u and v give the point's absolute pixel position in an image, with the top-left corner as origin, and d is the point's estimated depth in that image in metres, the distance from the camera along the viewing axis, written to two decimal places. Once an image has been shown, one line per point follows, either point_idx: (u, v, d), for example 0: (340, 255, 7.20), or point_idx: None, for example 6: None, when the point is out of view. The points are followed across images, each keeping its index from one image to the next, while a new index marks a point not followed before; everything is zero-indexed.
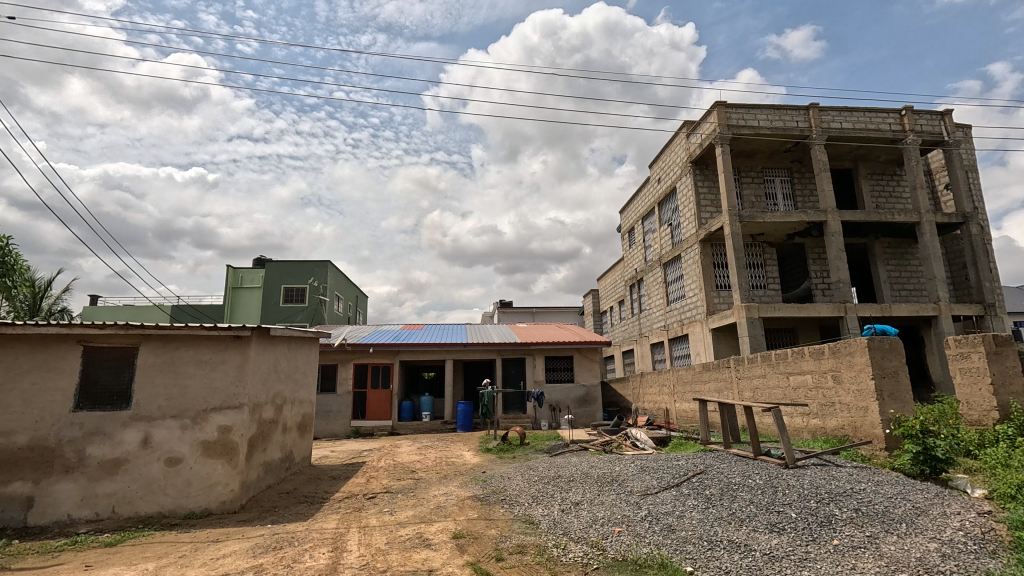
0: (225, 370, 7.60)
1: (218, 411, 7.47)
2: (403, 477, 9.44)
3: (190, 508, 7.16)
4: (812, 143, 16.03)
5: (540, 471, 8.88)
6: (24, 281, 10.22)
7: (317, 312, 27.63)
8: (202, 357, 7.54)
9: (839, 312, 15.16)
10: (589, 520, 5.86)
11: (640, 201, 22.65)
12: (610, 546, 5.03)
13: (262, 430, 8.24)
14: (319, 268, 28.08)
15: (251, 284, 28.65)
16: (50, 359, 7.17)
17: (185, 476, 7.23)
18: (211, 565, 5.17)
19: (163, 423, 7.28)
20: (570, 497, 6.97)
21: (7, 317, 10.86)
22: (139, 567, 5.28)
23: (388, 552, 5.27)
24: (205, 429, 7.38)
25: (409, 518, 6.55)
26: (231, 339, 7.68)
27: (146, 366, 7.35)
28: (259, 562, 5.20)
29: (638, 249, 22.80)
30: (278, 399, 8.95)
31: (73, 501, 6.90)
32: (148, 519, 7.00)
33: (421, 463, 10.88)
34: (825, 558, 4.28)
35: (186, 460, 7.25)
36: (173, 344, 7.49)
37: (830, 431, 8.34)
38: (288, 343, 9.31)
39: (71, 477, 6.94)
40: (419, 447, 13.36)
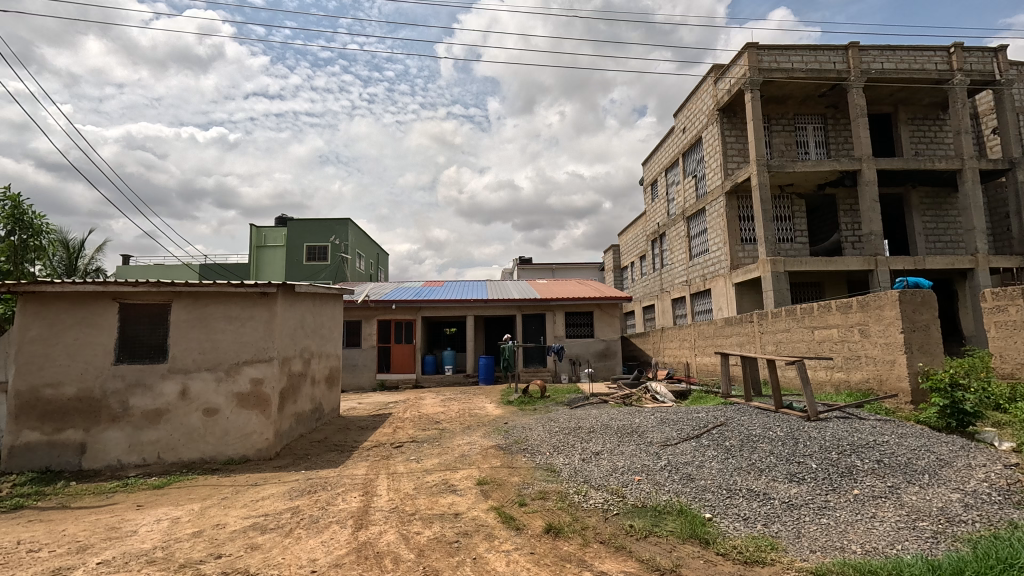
0: (255, 326, 7.80)
1: (250, 365, 7.73)
2: (428, 428, 9.78)
3: (229, 454, 7.56)
4: (850, 86, 15.13)
5: (561, 422, 9.06)
6: (56, 241, 10.51)
7: (339, 270, 28.05)
8: (232, 313, 7.77)
9: (869, 266, 14.72)
10: (609, 469, 6.02)
11: (664, 153, 21.92)
12: (630, 493, 5.17)
13: (292, 382, 8.53)
14: (340, 226, 28.40)
15: (274, 242, 29.07)
16: (89, 315, 7.47)
17: (223, 426, 7.60)
18: (252, 507, 5.51)
19: (199, 376, 7.60)
20: (590, 447, 7.14)
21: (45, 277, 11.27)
22: (186, 507, 5.65)
23: (417, 496, 5.52)
24: (238, 381, 7.68)
25: (435, 465, 6.81)
26: (258, 295, 7.85)
27: (180, 321, 7.62)
28: (296, 503, 5.52)
29: (660, 203, 22.27)
30: (306, 353, 9.20)
31: (122, 447, 7.35)
32: (191, 464, 7.44)
33: (445, 415, 11.22)
34: (845, 507, 4.33)
35: (223, 410, 7.61)
36: (203, 301, 7.71)
37: (854, 385, 8.28)
38: (312, 299, 9.48)
39: (118, 425, 7.37)
40: (442, 399, 13.75)
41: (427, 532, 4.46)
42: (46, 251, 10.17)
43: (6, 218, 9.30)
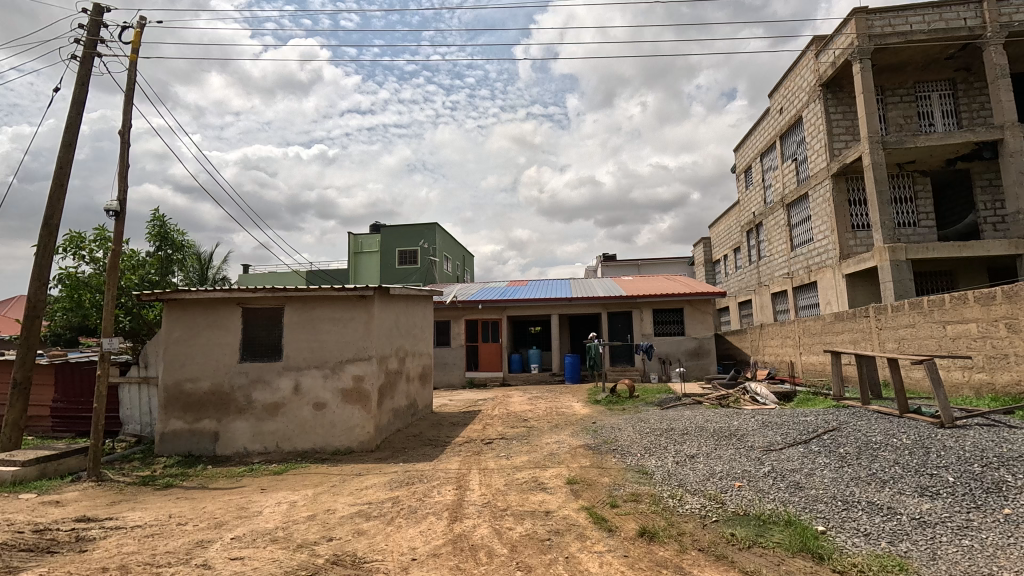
0: (355, 326, 8.38)
1: (351, 363, 8.31)
2: (517, 425, 9.91)
3: (336, 445, 8.19)
4: (986, 44, 13.13)
5: (652, 423, 8.77)
6: (190, 254, 12.12)
7: (428, 272, 29.34)
8: (335, 315, 8.40)
9: (1017, 250, 12.70)
10: (706, 473, 5.71)
11: (758, 137, 20.43)
12: (730, 500, 4.87)
13: (389, 379, 9.04)
14: (428, 230, 29.72)
15: (370, 248, 31.05)
16: (218, 318, 8.45)
17: (330, 419, 8.25)
18: (357, 495, 5.93)
19: (309, 372, 8.32)
20: (684, 449, 6.84)
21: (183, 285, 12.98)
22: (301, 492, 6.20)
23: (508, 492, 5.62)
24: (342, 378, 8.29)
25: (524, 462, 6.89)
26: (357, 298, 8.41)
27: (292, 323, 8.39)
28: (396, 494, 5.85)
29: (755, 190, 20.81)
30: (400, 352, 9.71)
31: (247, 436, 8.24)
32: (304, 453, 8.16)
33: (533, 413, 11.32)
34: (993, 528, 3.76)
35: (330, 405, 8.25)
36: (311, 304, 8.42)
37: (1000, 388, 7.20)
38: (405, 301, 9.98)
39: (244, 416, 8.27)
40: (530, 398, 13.90)
41: (519, 528, 4.52)
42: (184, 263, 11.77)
43: (154, 235, 10.87)
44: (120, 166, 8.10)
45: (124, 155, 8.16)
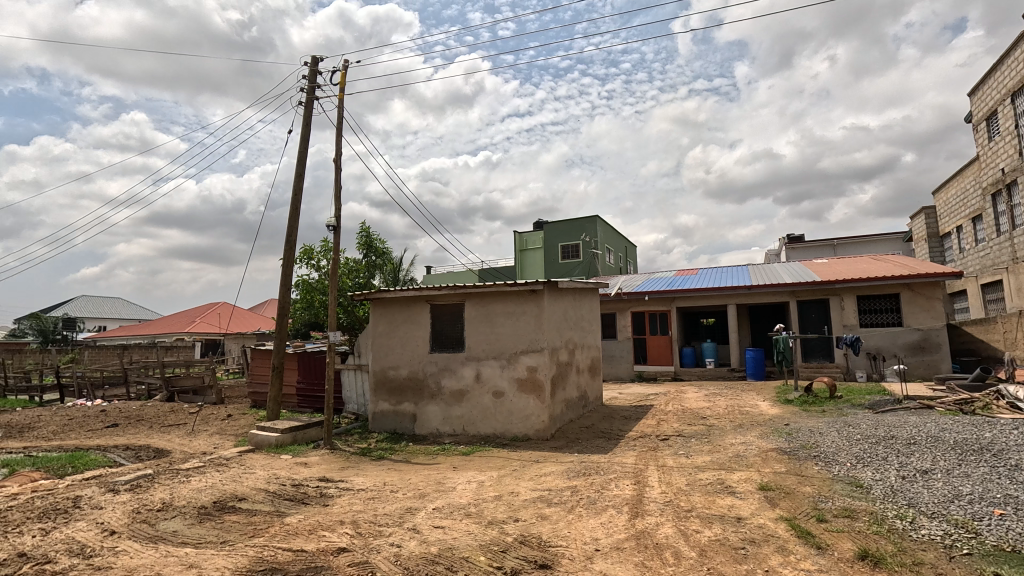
0: (527, 320, 8.77)
1: (525, 354, 8.72)
2: (694, 423, 9.34)
3: (514, 432, 8.69)
4: None
5: (864, 429, 7.47)
6: (387, 259, 14.07)
7: (591, 265, 29.35)
8: (509, 309, 8.91)
9: None
10: (948, 494, 4.66)
11: (1008, 72, 15.95)
12: (989, 531, 3.90)
13: (560, 371, 9.28)
14: (589, 223, 29.75)
15: (534, 245, 32.24)
16: (412, 314, 9.60)
17: (508, 406, 8.78)
18: (538, 481, 6.20)
19: (488, 363, 8.97)
20: (913, 463, 5.68)
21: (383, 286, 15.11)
22: (487, 473, 6.72)
23: (691, 493, 5.31)
24: (517, 368, 8.76)
25: (707, 463, 6.45)
26: (528, 293, 8.79)
27: (471, 317, 9.13)
28: (574, 483, 5.98)
29: (1004, 141, 16.32)
30: (570, 344, 9.88)
31: (439, 418, 9.23)
32: (487, 437, 8.84)
33: (712, 410, 10.55)
34: None
35: (507, 393, 8.79)
36: (487, 299, 9.06)
37: None
38: (573, 294, 10.12)
39: (436, 401, 9.28)
40: (706, 394, 12.99)
41: (707, 532, 4.24)
42: (381, 267, 13.73)
43: (363, 244, 12.94)
44: (335, 189, 9.72)
45: (338, 179, 9.78)
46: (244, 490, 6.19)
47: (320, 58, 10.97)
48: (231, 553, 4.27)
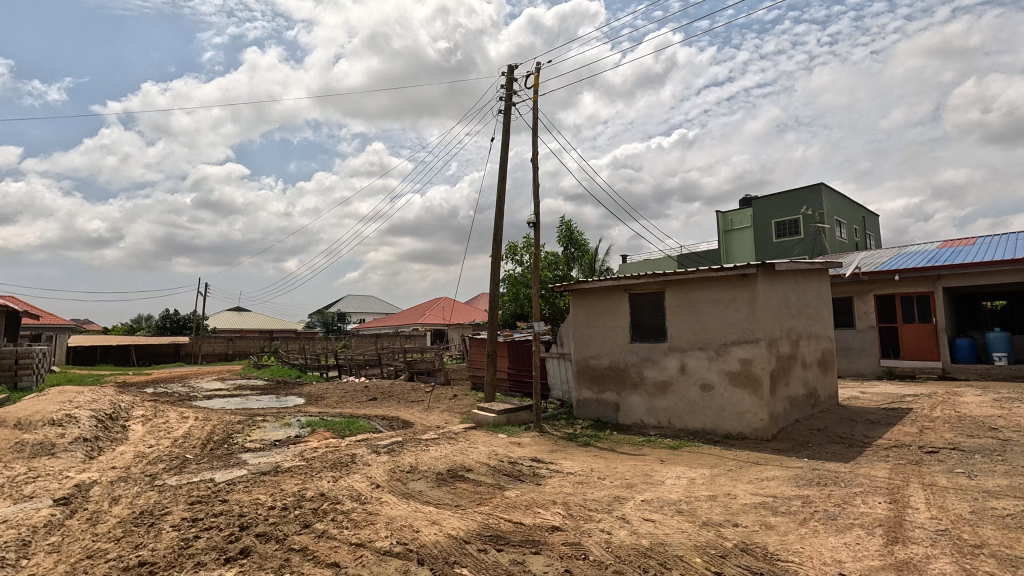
0: (738, 307, 7.97)
1: (737, 345, 7.95)
2: (979, 435, 7.27)
3: (727, 429, 8.02)
4: None
5: None
6: (584, 251, 14.40)
7: (816, 242, 25.20)
8: (716, 296, 8.23)
9: None
10: None
11: None
12: None
13: (781, 364, 8.20)
14: (812, 194, 25.58)
15: (741, 225, 29.15)
16: (611, 303, 9.59)
17: (719, 401, 8.13)
18: (758, 485, 5.60)
19: (694, 354, 8.45)
20: None
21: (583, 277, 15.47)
22: (699, 471, 6.34)
23: (979, 525, 4.14)
24: (728, 361, 8.05)
25: (1003, 488, 4.96)
26: (738, 278, 7.99)
27: (673, 306, 8.72)
28: (804, 493, 5.22)
29: None
30: (793, 335, 8.65)
31: (643, 410, 9.06)
32: (695, 432, 8.35)
33: (1007, 420, 8.06)
34: None
35: (717, 387, 8.14)
36: (690, 286, 8.52)
37: None
38: (794, 277, 8.83)
39: (639, 391, 9.13)
40: (996, 399, 10.00)
41: None
42: (578, 259, 14.14)
43: (565, 238, 14.05)
44: (533, 187, 10.28)
45: (535, 177, 10.31)
46: (470, 462, 7.04)
47: (515, 66, 11.72)
48: (463, 516, 4.89)
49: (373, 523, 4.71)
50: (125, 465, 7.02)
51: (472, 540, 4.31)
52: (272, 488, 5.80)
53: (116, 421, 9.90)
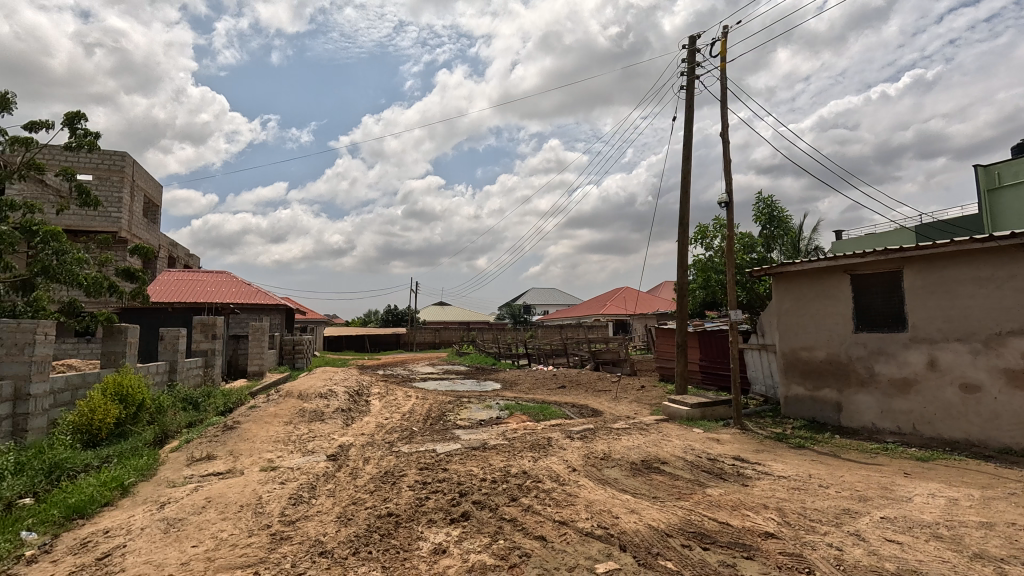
0: (1019, 287, 6.21)
1: (1019, 336, 6.19)
2: None
3: (1004, 442, 6.30)
4: None
5: None
6: (788, 229, 12.72)
7: None
8: (981, 274, 6.53)
9: None
10: None
11: None
12: None
13: None
14: None
15: (1016, 179, 22.34)
16: (826, 288, 8.28)
17: (990, 407, 6.44)
18: None
19: (949, 347, 6.83)
20: None
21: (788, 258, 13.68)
22: (963, 490, 5.11)
23: None
24: (1004, 355, 6.32)
25: None
26: (1017, 249, 6.22)
27: (916, 288, 7.18)
28: None
29: None
30: None
31: (875, 412, 7.64)
32: (954, 443, 6.75)
33: None
34: None
35: (987, 388, 6.46)
36: (941, 263, 6.92)
37: None
38: None
39: (868, 390, 7.73)
40: None
41: None
42: (780, 238, 12.53)
43: (763, 215, 12.61)
44: (724, 163, 9.45)
45: (726, 152, 9.46)
46: (666, 455, 6.83)
47: (697, 35, 10.90)
48: (663, 509, 4.78)
49: (574, 504, 4.92)
50: (370, 432, 8.58)
51: (675, 534, 4.19)
52: (483, 462, 6.48)
53: (361, 396, 12.17)
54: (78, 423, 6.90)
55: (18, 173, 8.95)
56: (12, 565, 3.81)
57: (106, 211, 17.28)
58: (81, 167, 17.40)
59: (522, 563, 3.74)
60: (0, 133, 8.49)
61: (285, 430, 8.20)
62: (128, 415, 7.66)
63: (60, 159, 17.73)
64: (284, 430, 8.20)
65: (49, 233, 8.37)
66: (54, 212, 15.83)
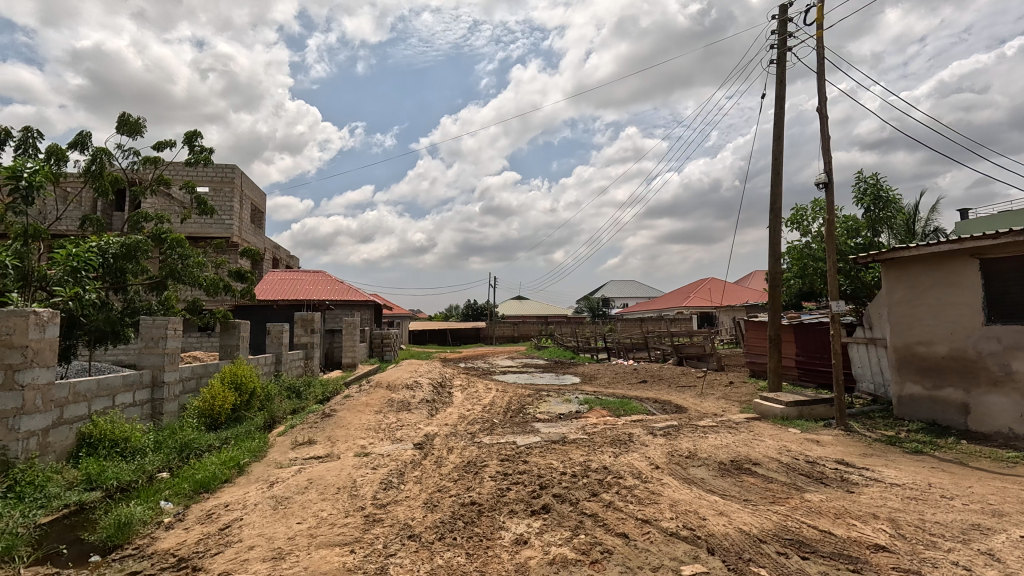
0: None
1: None
2: None
3: None
4: None
5: None
6: (901, 209, 11.41)
7: None
8: None
9: None
10: None
11: None
12: None
13: None
14: None
15: None
16: (949, 275, 7.35)
17: None
18: None
19: None
20: None
21: (905, 240, 12.24)
22: None
23: None
24: None
25: None
26: None
27: None
28: None
29: None
30: None
31: (1012, 415, 6.69)
32: None
33: None
34: None
35: None
36: None
37: None
38: None
39: (1002, 390, 6.78)
40: None
41: None
42: (889, 220, 11.34)
43: (868, 195, 11.37)
44: (822, 141, 8.65)
45: (824, 128, 8.65)
46: (758, 455, 6.42)
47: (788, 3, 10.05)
48: (756, 513, 4.50)
49: (657, 503, 4.78)
50: (453, 423, 8.89)
51: (770, 540, 3.93)
52: (563, 456, 6.47)
53: (444, 388, 12.63)
54: (202, 408, 7.80)
55: (150, 189, 10.21)
56: (154, 530, 4.40)
57: (220, 219, 19.29)
58: (199, 180, 19.55)
59: (604, 560, 3.70)
60: (136, 154, 9.73)
61: (376, 419, 8.71)
62: (242, 401, 8.53)
63: (183, 174, 20.03)
64: (374, 418, 8.72)
65: (175, 240, 9.48)
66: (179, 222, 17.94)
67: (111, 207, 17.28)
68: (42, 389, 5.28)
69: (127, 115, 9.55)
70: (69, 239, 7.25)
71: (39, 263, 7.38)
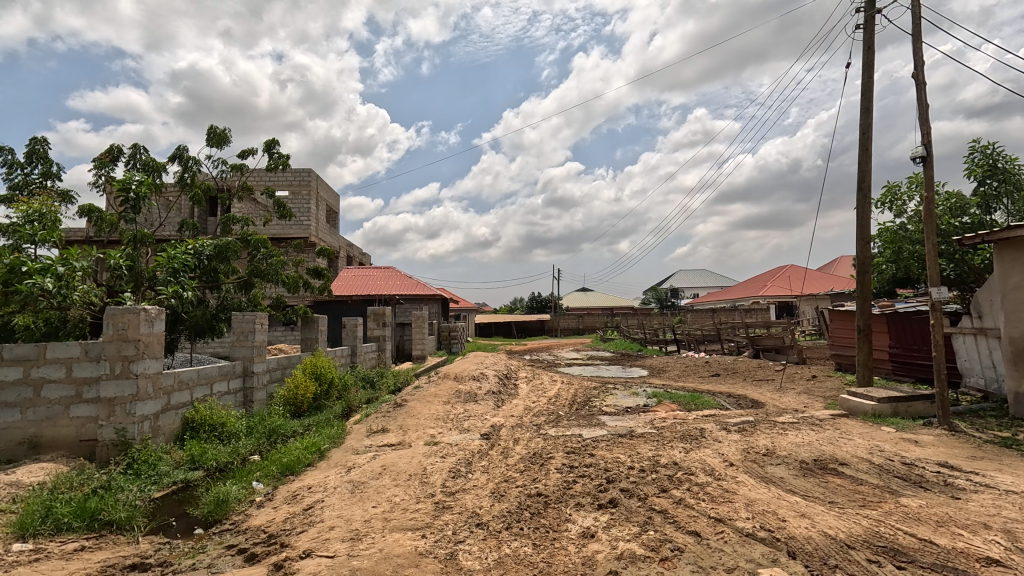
0: None
1: None
2: None
3: None
4: None
5: None
6: None
7: None
8: None
9: None
10: None
11: None
12: None
13: None
14: None
15: None
16: None
17: None
18: None
19: None
20: None
21: None
22: None
23: None
24: None
25: None
26: None
27: None
28: None
29: None
30: None
31: None
32: None
33: None
34: None
35: None
36: None
37: None
38: None
39: None
40: None
41: None
42: (1006, 196, 10.07)
43: (981, 167, 10.16)
44: (920, 109, 7.80)
45: (920, 96, 7.80)
46: (845, 455, 5.96)
47: None
48: (843, 516, 4.19)
49: (731, 501, 4.57)
50: (518, 414, 8.98)
51: (859, 546, 3.64)
52: (630, 450, 6.33)
53: (510, 380, 12.76)
54: (287, 397, 8.39)
55: (236, 194, 11.09)
56: (247, 508, 4.79)
57: (299, 220, 20.60)
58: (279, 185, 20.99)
59: (675, 558, 3.59)
60: (223, 163, 10.59)
61: (444, 409, 8.98)
62: (322, 391, 9.11)
63: (265, 180, 21.58)
64: (443, 409, 8.99)
65: (259, 241, 10.24)
66: (263, 224, 19.35)
67: (205, 212, 19.00)
68: (153, 377, 5.88)
69: (215, 128, 10.41)
70: (171, 243, 8.05)
71: (147, 265, 8.24)
